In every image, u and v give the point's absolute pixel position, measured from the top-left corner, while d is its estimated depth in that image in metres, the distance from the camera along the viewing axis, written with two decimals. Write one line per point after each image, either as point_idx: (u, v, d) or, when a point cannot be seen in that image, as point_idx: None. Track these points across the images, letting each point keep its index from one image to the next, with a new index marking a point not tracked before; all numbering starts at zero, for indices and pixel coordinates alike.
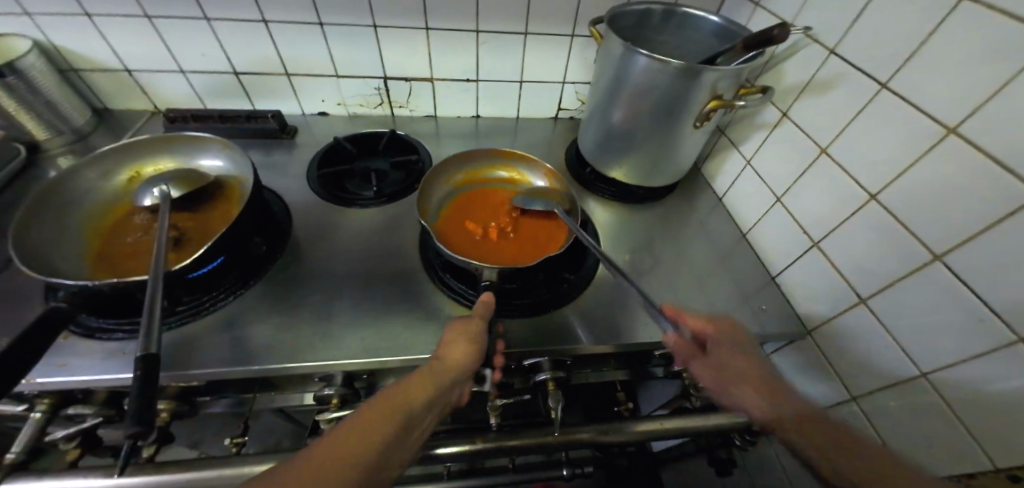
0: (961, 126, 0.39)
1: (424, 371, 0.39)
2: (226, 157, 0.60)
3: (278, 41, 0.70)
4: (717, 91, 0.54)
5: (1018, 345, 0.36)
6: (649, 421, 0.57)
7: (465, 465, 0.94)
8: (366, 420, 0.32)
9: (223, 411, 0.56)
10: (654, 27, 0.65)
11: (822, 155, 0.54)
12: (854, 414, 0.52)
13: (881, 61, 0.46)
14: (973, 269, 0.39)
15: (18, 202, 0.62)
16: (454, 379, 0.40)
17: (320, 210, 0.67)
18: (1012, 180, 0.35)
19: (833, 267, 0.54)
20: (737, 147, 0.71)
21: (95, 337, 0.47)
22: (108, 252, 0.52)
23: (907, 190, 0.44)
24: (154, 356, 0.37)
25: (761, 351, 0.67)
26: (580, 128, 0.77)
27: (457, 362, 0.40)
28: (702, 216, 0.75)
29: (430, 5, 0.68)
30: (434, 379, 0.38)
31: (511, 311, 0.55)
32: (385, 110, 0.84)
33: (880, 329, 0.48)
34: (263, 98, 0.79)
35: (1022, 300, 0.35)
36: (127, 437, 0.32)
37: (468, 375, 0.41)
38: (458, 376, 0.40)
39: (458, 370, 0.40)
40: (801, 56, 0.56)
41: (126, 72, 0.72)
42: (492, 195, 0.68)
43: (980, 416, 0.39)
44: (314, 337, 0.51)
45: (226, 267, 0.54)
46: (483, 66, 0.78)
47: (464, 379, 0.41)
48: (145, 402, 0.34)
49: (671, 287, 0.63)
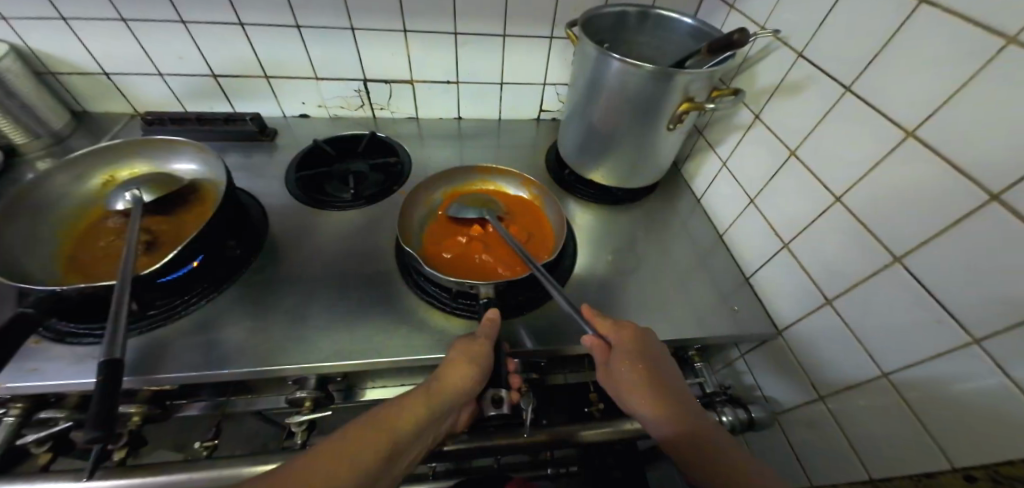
0: (919, 129, 0.39)
1: (425, 391, 0.42)
2: (201, 160, 0.61)
3: (255, 43, 0.70)
4: (688, 94, 0.54)
5: (973, 346, 0.36)
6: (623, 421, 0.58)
7: (449, 466, 0.95)
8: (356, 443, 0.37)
9: (197, 414, 0.56)
10: (629, 30, 0.65)
11: (792, 157, 0.55)
12: (824, 414, 0.52)
13: (845, 64, 0.46)
14: (932, 271, 0.39)
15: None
16: (452, 401, 0.42)
17: (298, 213, 0.67)
18: (967, 183, 0.35)
19: (802, 268, 0.54)
20: (714, 148, 0.71)
21: (66, 341, 0.48)
22: (80, 256, 0.52)
23: (870, 193, 0.44)
24: (117, 360, 0.37)
25: (737, 352, 0.67)
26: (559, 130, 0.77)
27: (456, 383, 0.42)
28: (681, 217, 0.76)
29: (408, 8, 0.68)
30: (432, 402, 0.41)
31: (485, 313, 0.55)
32: (367, 112, 0.84)
33: (846, 330, 0.49)
34: (243, 101, 0.79)
35: (977, 301, 0.36)
36: (87, 441, 0.32)
37: (467, 396, 0.43)
38: (455, 399, 0.42)
39: (457, 393, 0.42)
40: (772, 58, 0.57)
41: (104, 75, 0.72)
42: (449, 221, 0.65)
43: (939, 416, 0.40)
44: (286, 340, 0.51)
45: (200, 271, 0.54)
46: (463, 68, 0.78)
47: (467, 399, 0.44)
48: (105, 407, 0.35)
49: (647, 288, 0.64)
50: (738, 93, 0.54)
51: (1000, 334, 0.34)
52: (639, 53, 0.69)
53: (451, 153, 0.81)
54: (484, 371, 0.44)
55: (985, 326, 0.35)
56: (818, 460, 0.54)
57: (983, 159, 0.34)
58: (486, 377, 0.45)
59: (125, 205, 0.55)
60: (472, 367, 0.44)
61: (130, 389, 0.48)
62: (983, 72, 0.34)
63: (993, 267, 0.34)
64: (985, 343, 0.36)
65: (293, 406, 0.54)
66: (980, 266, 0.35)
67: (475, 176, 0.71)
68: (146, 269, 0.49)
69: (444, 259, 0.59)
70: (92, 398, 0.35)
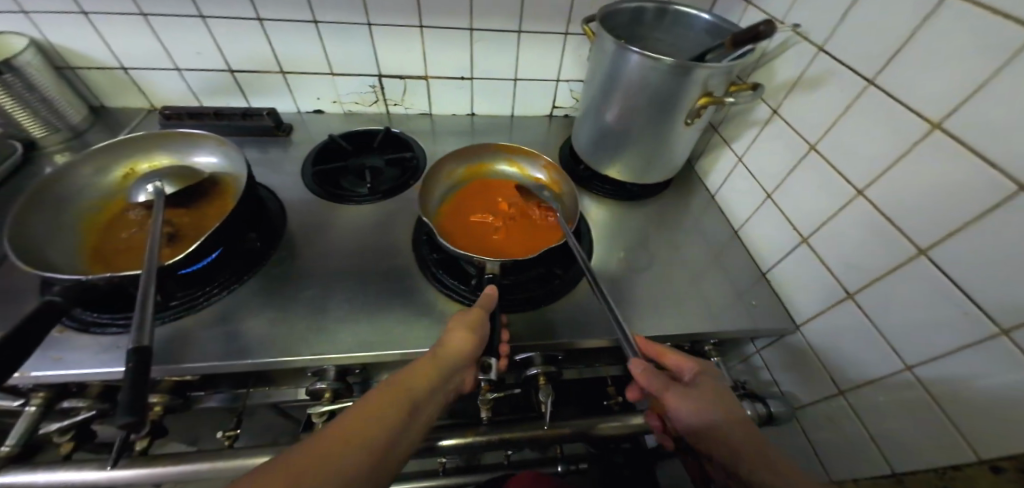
0: (945, 121, 0.39)
1: (430, 357, 0.39)
2: (221, 153, 0.61)
3: (273, 38, 0.70)
4: (708, 88, 0.54)
5: (1001, 338, 0.36)
6: (641, 415, 0.58)
7: (460, 462, 0.95)
8: (378, 403, 0.33)
9: (216, 406, 0.56)
10: (646, 26, 0.66)
11: (812, 151, 0.55)
12: (843, 408, 0.52)
13: (868, 56, 0.46)
14: (957, 263, 0.39)
15: (16, 197, 0.62)
16: (454, 368, 0.40)
17: (315, 207, 0.67)
18: (996, 176, 0.35)
19: (822, 262, 0.54)
20: (730, 144, 0.71)
21: (90, 331, 0.48)
22: (102, 247, 0.53)
23: (893, 186, 0.44)
24: (147, 350, 0.38)
25: (753, 347, 0.67)
26: (574, 126, 0.77)
27: (456, 346, 0.41)
28: (696, 213, 0.76)
29: (425, 3, 0.68)
30: (438, 366, 0.39)
31: (504, 306, 0.55)
32: (381, 108, 0.84)
33: (868, 325, 0.48)
34: (259, 96, 0.79)
35: (1006, 294, 0.36)
36: (120, 427, 0.32)
37: (469, 362, 0.41)
38: (458, 361, 0.40)
39: (458, 358, 0.40)
40: (791, 52, 0.57)
41: (123, 70, 0.72)
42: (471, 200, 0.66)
43: (965, 411, 0.40)
44: (307, 331, 0.51)
45: (220, 263, 0.54)
46: (478, 64, 0.78)
47: (465, 366, 0.41)
48: (137, 393, 0.35)
49: (663, 283, 0.64)
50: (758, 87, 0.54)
51: None
52: (654, 49, 0.69)
53: (465, 149, 0.81)
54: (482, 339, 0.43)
55: (1014, 317, 0.35)
56: (839, 455, 0.54)
57: (1013, 151, 0.34)
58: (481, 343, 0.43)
59: (147, 198, 0.55)
60: (472, 334, 0.42)
61: (152, 379, 0.48)
62: (1012, 64, 0.34)
63: (1023, 258, 0.34)
64: (1014, 334, 0.35)
65: (312, 398, 0.55)
66: (1008, 258, 0.35)
67: (498, 156, 0.71)
68: (169, 260, 0.49)
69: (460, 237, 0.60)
70: (122, 385, 0.35)
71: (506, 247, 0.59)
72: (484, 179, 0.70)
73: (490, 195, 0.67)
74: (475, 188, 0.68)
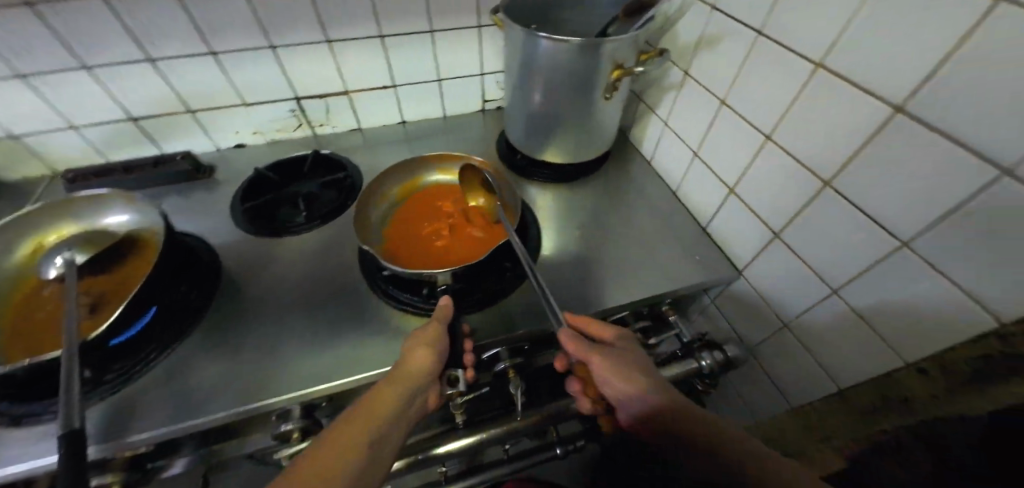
0: (827, 59, 0.41)
1: (390, 381, 0.39)
2: (134, 210, 0.57)
3: (171, 78, 0.66)
4: (618, 60, 0.55)
5: (904, 249, 0.39)
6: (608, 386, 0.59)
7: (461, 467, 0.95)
8: (356, 422, 0.35)
9: (182, 471, 0.54)
10: (555, 9, 0.66)
11: (724, 106, 0.57)
12: (793, 342, 0.55)
13: (755, 9, 0.48)
14: (863, 190, 0.41)
15: None
16: (418, 387, 0.39)
17: (252, 245, 0.64)
18: (881, 101, 0.37)
19: (750, 209, 0.57)
20: (654, 111, 0.73)
21: (18, 426, 0.44)
22: (16, 332, 0.49)
23: (795, 125, 0.47)
24: (71, 427, 0.36)
25: (708, 298, 0.70)
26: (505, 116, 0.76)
27: (417, 366, 0.40)
28: (637, 182, 0.78)
29: (326, 17, 0.66)
30: (402, 385, 0.38)
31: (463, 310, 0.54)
32: (306, 131, 0.81)
33: (799, 261, 0.51)
34: (172, 141, 0.75)
35: (901, 208, 0.38)
36: None
37: (435, 376, 0.41)
38: (426, 378, 0.40)
39: (423, 374, 0.39)
40: (691, 15, 0.59)
41: (9, 138, 0.66)
42: (414, 214, 0.62)
43: (893, 326, 0.42)
44: (259, 375, 0.49)
45: (152, 325, 0.51)
46: (397, 70, 0.76)
47: (433, 379, 0.41)
48: (75, 480, 0.33)
49: (615, 256, 0.65)
50: (663, 52, 0.55)
51: (926, 233, 0.36)
52: (569, 27, 0.69)
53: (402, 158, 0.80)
54: (443, 353, 0.42)
55: (910, 229, 0.38)
56: (797, 386, 0.57)
57: (885, 77, 0.36)
58: (445, 357, 0.42)
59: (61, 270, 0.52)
60: (433, 348, 0.41)
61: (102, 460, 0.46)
62: None
63: (922, 182, 0.36)
64: (913, 245, 0.38)
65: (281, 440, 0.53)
66: (909, 182, 0.37)
67: (433, 168, 0.68)
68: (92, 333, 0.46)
69: (400, 250, 0.56)
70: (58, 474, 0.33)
71: (459, 250, 0.55)
72: (422, 193, 0.66)
73: (434, 206, 0.63)
74: (414, 202, 0.63)
